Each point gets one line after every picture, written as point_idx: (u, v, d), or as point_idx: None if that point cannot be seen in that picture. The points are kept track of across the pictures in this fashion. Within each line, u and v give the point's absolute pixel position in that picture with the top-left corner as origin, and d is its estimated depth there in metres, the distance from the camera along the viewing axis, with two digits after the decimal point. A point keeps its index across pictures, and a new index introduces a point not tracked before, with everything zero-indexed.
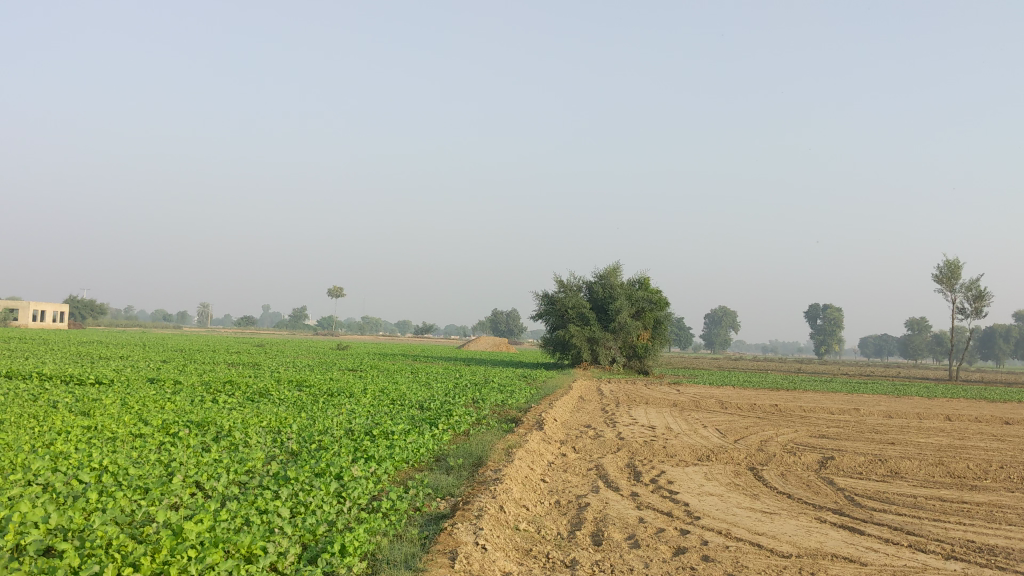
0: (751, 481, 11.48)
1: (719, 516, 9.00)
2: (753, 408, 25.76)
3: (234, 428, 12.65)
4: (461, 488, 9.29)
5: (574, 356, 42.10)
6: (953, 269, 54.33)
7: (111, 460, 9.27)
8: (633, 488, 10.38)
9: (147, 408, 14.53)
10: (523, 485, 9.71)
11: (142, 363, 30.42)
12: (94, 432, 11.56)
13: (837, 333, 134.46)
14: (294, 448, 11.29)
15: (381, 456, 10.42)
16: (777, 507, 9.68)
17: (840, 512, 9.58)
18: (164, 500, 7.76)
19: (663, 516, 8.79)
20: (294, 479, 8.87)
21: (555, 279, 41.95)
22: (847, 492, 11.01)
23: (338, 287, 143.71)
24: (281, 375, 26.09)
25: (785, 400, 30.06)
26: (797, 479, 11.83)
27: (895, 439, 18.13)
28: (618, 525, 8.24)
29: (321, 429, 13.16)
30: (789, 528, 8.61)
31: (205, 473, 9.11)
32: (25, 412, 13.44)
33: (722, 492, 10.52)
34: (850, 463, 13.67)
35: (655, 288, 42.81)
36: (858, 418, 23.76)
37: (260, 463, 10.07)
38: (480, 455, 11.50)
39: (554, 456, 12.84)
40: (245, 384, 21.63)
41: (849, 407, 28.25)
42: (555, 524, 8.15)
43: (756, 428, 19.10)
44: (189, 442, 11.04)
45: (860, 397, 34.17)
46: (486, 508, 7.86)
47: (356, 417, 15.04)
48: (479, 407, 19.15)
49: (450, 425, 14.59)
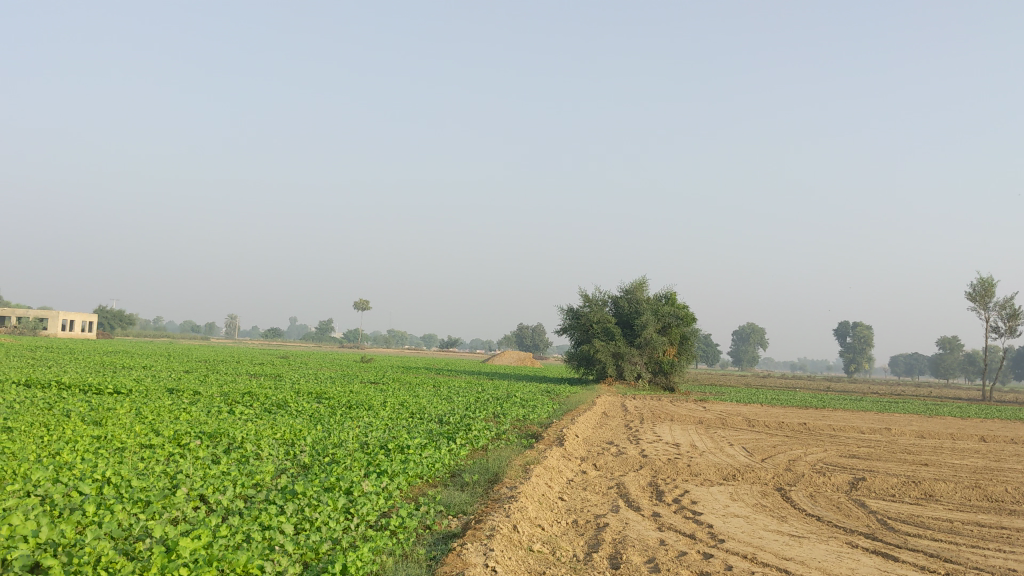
0: (778, 502, 11.03)
1: (745, 539, 8.58)
2: (781, 426, 25.17)
3: (246, 439, 12.39)
4: (474, 505, 8.95)
5: (599, 371, 41.66)
6: (987, 287, 53.31)
7: (115, 471, 9.01)
8: (655, 509, 9.97)
9: (161, 418, 14.33)
10: (540, 503, 9.34)
11: (164, 373, 30.38)
12: (103, 441, 11.34)
13: (867, 351, 132.62)
14: (307, 461, 11.00)
15: (394, 470, 10.10)
16: (806, 531, 9.23)
17: (872, 537, 9.13)
18: (164, 514, 7.48)
19: (685, 539, 8.39)
20: (302, 493, 8.57)
21: (580, 293, 41.56)
22: (880, 515, 10.54)
23: (364, 300, 144.76)
24: (301, 387, 25.92)
25: (814, 419, 29.39)
26: (827, 501, 11.36)
27: (927, 460, 17.56)
28: (636, 547, 7.85)
29: (336, 442, 12.86)
30: (819, 553, 8.17)
31: (211, 486, 8.84)
32: (37, 421, 13.25)
33: (748, 513, 10.09)
34: (882, 485, 13.16)
35: (682, 303, 42.27)
36: (891, 438, 23.10)
37: (270, 476, 9.79)
38: (496, 471, 11.15)
39: (573, 473, 12.45)
40: (264, 396, 21.35)
41: (880, 426, 27.56)
42: (572, 545, 7.78)
43: (784, 447, 18.59)
44: (199, 453, 10.77)
45: (892, 416, 33.37)
46: (498, 527, 7.50)
47: (372, 430, 14.75)
48: (499, 421, 18.77)
49: (468, 440, 14.25)
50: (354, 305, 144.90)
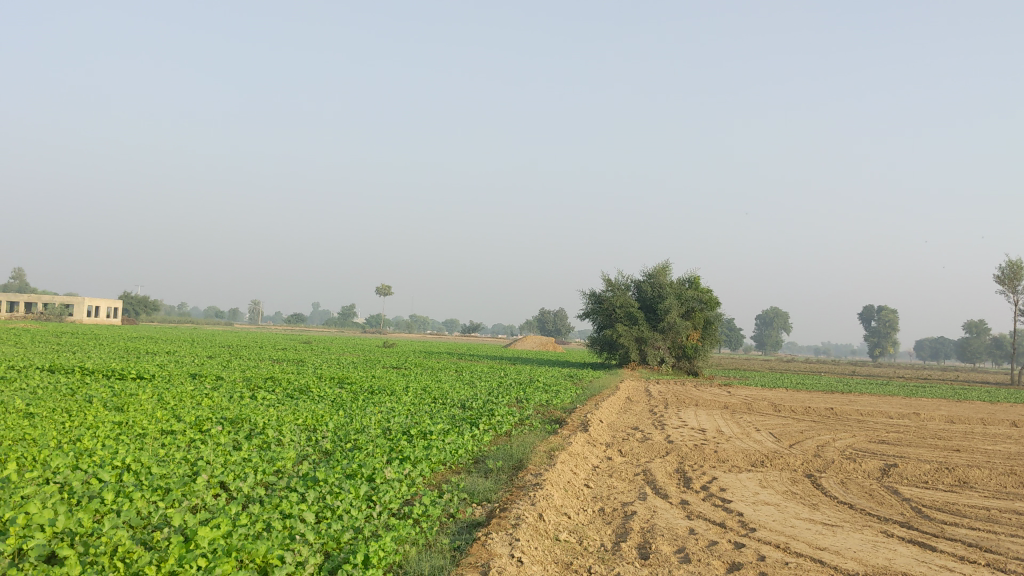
0: (809, 490, 10.78)
1: (776, 528, 8.35)
2: (808, 411, 24.85)
3: (268, 425, 12.29)
4: (499, 493, 8.77)
5: (622, 356, 41.43)
6: (1015, 270, 52.47)
7: (135, 458, 8.89)
8: (683, 496, 9.76)
9: (183, 403, 14.27)
10: (566, 491, 9.15)
11: (187, 359, 30.50)
12: (124, 427, 11.25)
13: (892, 336, 131.35)
14: (328, 447, 10.85)
15: (417, 457, 9.94)
16: (839, 519, 8.99)
17: (907, 526, 8.87)
18: (184, 502, 7.34)
19: (715, 528, 8.17)
20: (324, 481, 8.43)
21: (603, 277, 41.27)
22: (914, 503, 10.27)
23: (386, 285, 145.26)
24: (323, 372, 25.87)
25: (840, 404, 29.05)
26: (859, 489, 11.10)
27: (959, 446, 17.22)
28: (666, 536, 7.64)
29: (358, 428, 12.72)
30: (854, 542, 7.93)
31: (232, 473, 8.72)
32: (59, 407, 13.22)
33: (779, 501, 9.85)
34: (914, 472, 12.86)
35: (706, 287, 41.85)
36: (920, 423, 22.73)
37: (291, 462, 9.65)
38: (521, 457, 10.99)
39: (598, 459, 12.25)
40: (287, 381, 21.33)
41: (909, 411, 27.13)
42: (599, 534, 7.58)
43: (812, 433, 18.30)
44: (220, 440, 10.65)
45: (919, 401, 32.93)
46: (523, 516, 7.31)
47: (395, 415, 14.63)
48: (522, 407, 18.61)
49: (491, 426, 14.09)
50: (376, 290, 145.16)
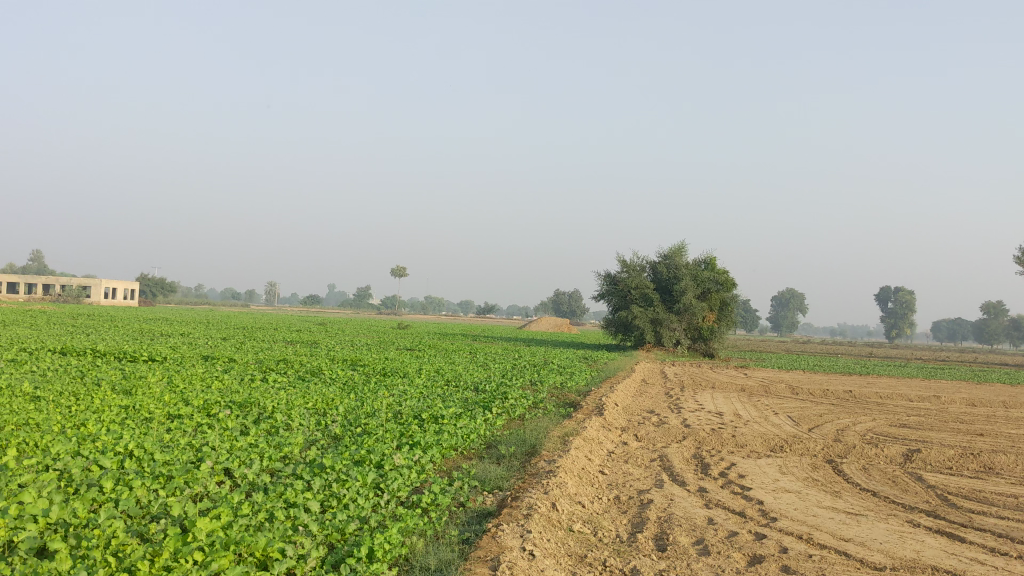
0: (831, 476, 10.48)
1: (798, 517, 8.06)
2: (827, 394, 24.50)
3: (277, 409, 12.05)
4: (511, 480, 8.50)
5: (637, 337, 41.08)
6: None
7: (138, 444, 8.67)
8: (701, 484, 9.46)
9: (192, 386, 14.09)
10: (580, 478, 8.89)
11: (200, 340, 30.47)
12: (131, 411, 11.04)
13: (909, 317, 130.20)
14: (338, 432, 10.61)
15: (428, 442, 9.69)
16: (862, 507, 8.69)
17: (934, 515, 8.55)
18: (185, 491, 7.11)
19: (735, 517, 7.89)
20: (331, 467, 8.18)
21: (618, 258, 40.88)
22: (940, 491, 9.94)
23: (401, 267, 145.20)
24: (336, 354, 25.64)
25: (859, 386, 28.69)
26: (882, 475, 10.77)
27: (982, 430, 16.81)
28: (684, 526, 7.36)
29: (368, 412, 12.50)
30: (879, 533, 7.62)
31: (237, 459, 8.49)
32: (66, 390, 13.05)
33: (800, 489, 9.56)
34: (939, 457, 12.50)
35: (722, 268, 41.41)
36: (941, 406, 22.33)
37: (299, 448, 9.42)
38: (534, 442, 10.74)
39: (614, 444, 12.00)
40: (299, 363, 21.11)
41: (929, 394, 26.69)
42: (615, 524, 7.30)
43: (832, 416, 17.96)
44: (227, 424, 10.43)
45: (938, 383, 32.47)
46: (536, 506, 7.04)
47: (407, 399, 14.40)
48: (537, 390, 18.35)
49: (505, 410, 13.85)
50: (390, 272, 145.04)
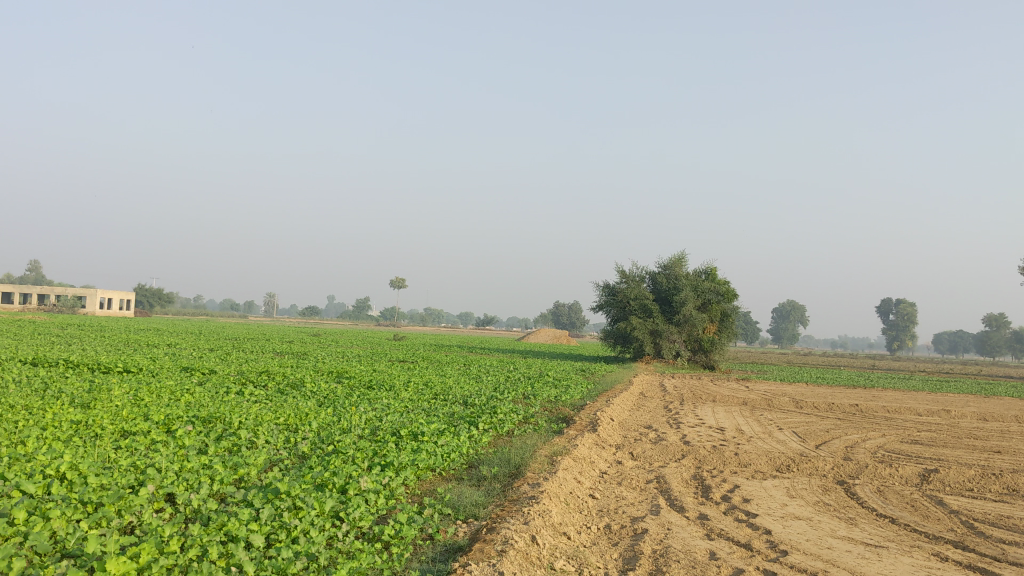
0: (843, 500, 9.57)
1: (811, 550, 7.15)
2: (832, 408, 23.56)
3: (243, 424, 11.18)
4: (489, 508, 7.62)
5: (636, 349, 40.21)
6: None
7: (74, 466, 7.74)
8: (701, 509, 8.58)
9: (158, 400, 13.19)
10: (566, 505, 7.98)
11: (185, 351, 29.65)
12: (82, 428, 10.16)
13: (910, 329, 128.96)
14: (305, 451, 9.75)
15: (401, 462, 8.80)
16: (882, 537, 7.80)
17: (963, 547, 7.64)
18: (113, 521, 6.21)
19: (740, 550, 7.00)
20: (286, 493, 7.25)
21: (616, 268, 40.04)
22: (965, 517, 9.03)
23: (399, 279, 144.85)
24: (325, 365, 24.77)
25: (867, 399, 27.77)
26: (899, 499, 9.86)
27: (1000, 446, 15.87)
28: (682, 563, 6.45)
29: (345, 428, 11.60)
30: (905, 570, 6.73)
31: (184, 483, 7.58)
32: (19, 403, 12.18)
33: (811, 515, 8.66)
34: (958, 478, 11.61)
35: (724, 279, 40.63)
36: (952, 421, 21.35)
37: (257, 469, 8.52)
38: (519, 462, 9.87)
39: (607, 464, 11.09)
40: (281, 375, 20.21)
41: (939, 408, 25.64)
42: (603, 560, 6.43)
43: (838, 432, 17.04)
44: (184, 442, 9.55)
45: (945, 397, 31.40)
46: (512, 541, 6.16)
47: (388, 413, 13.53)
48: (528, 403, 17.48)
49: (492, 425, 12.97)
50: (390, 283, 144.10)
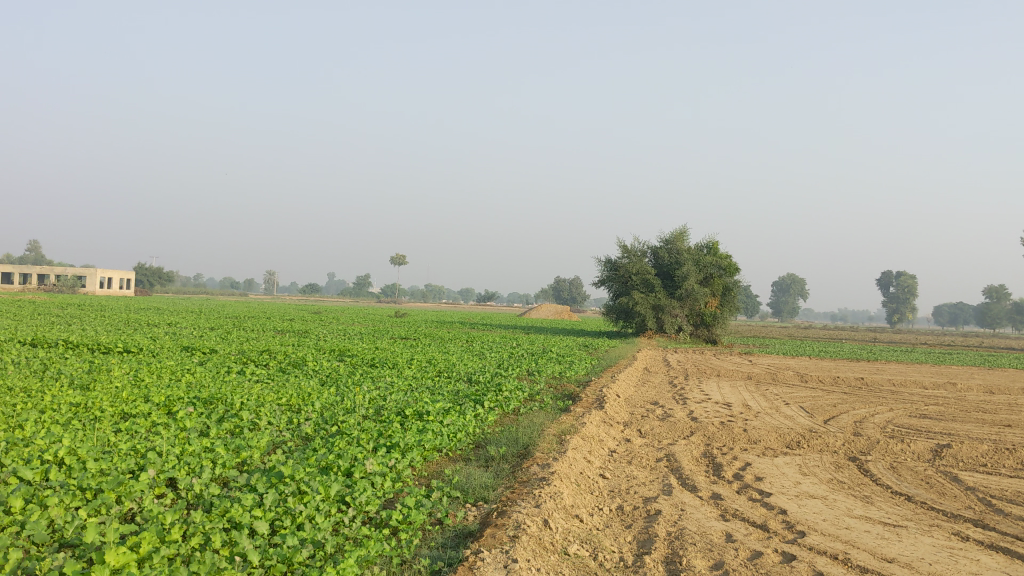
0: (857, 478, 9.39)
1: (829, 531, 6.98)
2: (838, 381, 23.41)
3: (245, 405, 11.00)
4: (498, 490, 7.44)
5: (638, 324, 40.01)
6: None
7: (73, 450, 7.56)
8: (713, 488, 8.40)
9: (158, 380, 13.02)
10: (577, 485, 7.80)
11: (186, 330, 29.52)
12: (81, 411, 9.98)
13: (910, 301, 128.92)
14: (308, 432, 9.57)
15: (407, 443, 8.61)
16: (900, 516, 7.62)
17: (983, 526, 7.46)
18: (112, 508, 6.02)
19: (756, 532, 6.82)
20: (290, 477, 7.07)
21: (617, 243, 39.80)
22: (981, 494, 8.86)
23: (400, 256, 144.69)
24: (326, 343, 24.60)
25: (871, 373, 27.65)
26: (914, 475, 9.69)
27: (1009, 420, 15.71)
28: (698, 546, 6.27)
29: (348, 408, 11.42)
30: (926, 550, 6.55)
31: (185, 467, 7.40)
32: (16, 386, 11.99)
33: (826, 494, 8.48)
34: (971, 453, 11.44)
35: (725, 253, 40.41)
36: (958, 395, 21.19)
37: (260, 452, 8.34)
38: (527, 442, 9.70)
39: (615, 442, 10.92)
40: (283, 354, 20.03)
41: (944, 381, 25.48)
42: (617, 544, 6.25)
43: (845, 406, 16.86)
44: (185, 424, 9.36)
45: (949, 370, 31.28)
46: (523, 526, 5.97)
47: (392, 392, 13.36)
48: (533, 380, 17.31)
49: (498, 403, 12.80)
50: (391, 261, 143.93)
